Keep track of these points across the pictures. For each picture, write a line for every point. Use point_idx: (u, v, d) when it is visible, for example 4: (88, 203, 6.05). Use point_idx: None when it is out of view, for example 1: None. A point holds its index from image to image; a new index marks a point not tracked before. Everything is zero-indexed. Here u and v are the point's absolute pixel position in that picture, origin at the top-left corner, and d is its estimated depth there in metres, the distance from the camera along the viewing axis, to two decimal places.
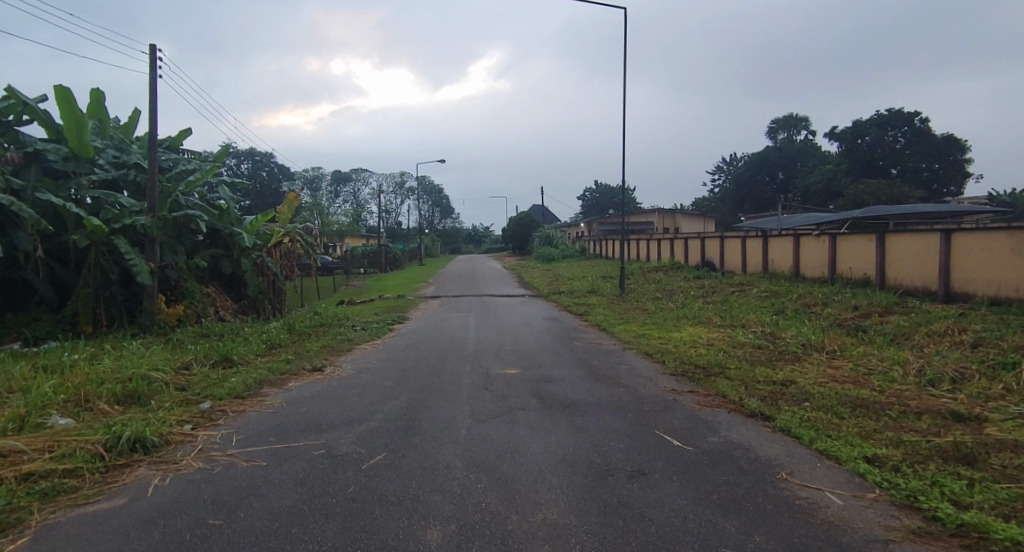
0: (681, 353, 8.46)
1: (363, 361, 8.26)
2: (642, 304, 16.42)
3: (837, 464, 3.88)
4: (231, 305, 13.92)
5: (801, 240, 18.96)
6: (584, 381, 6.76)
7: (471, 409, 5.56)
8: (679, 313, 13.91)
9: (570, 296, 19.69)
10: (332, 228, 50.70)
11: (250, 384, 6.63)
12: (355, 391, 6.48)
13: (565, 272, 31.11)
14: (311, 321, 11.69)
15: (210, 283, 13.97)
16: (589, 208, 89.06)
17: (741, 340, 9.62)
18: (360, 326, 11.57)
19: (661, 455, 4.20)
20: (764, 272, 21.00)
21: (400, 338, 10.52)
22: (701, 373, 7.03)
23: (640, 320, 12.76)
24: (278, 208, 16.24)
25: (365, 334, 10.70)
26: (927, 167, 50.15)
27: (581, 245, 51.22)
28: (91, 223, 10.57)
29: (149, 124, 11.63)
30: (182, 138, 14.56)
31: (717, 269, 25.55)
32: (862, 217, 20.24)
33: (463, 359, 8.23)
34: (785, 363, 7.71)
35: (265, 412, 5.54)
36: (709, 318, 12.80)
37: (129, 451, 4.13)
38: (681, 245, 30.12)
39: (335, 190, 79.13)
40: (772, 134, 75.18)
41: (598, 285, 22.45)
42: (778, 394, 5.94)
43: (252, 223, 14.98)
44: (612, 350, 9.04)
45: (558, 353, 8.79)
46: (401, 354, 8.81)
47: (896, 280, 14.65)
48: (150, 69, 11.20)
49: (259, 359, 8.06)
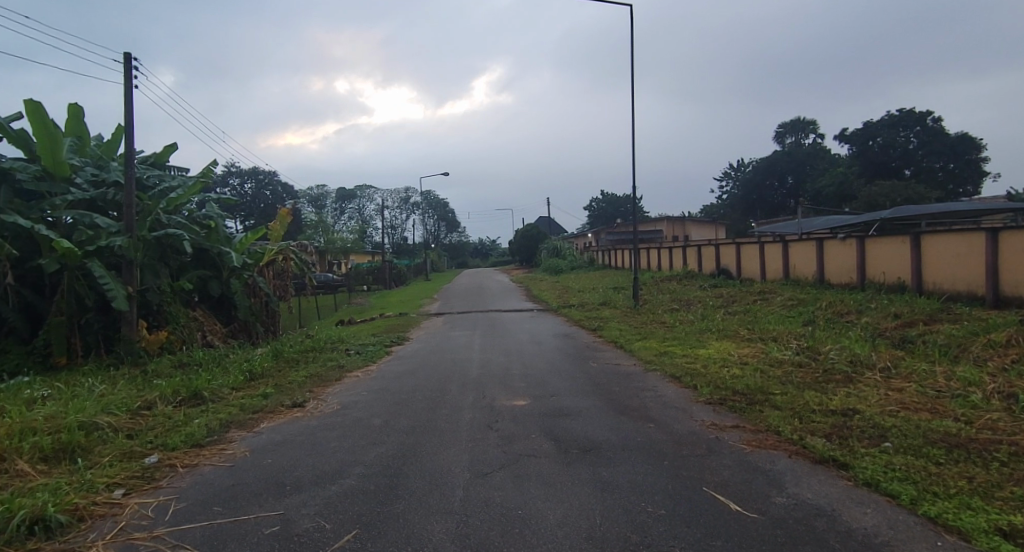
0: (713, 376, 7.38)
1: (352, 394, 7.26)
2: (658, 316, 15.33)
3: (964, 544, 2.83)
4: (220, 330, 13.07)
5: (825, 244, 17.84)
6: (605, 416, 5.70)
7: (471, 456, 4.56)
8: (700, 326, 12.82)
9: (581, 310, 18.66)
10: (336, 246, 50.16)
11: (214, 427, 5.66)
12: (336, 435, 5.48)
13: (575, 284, 30.08)
14: (300, 346, 10.74)
15: (197, 306, 13.13)
16: (597, 218, 88.22)
17: (779, 356, 8.54)
18: (355, 350, 10.61)
19: (718, 527, 3.16)
20: (786, 279, 19.84)
21: (397, 363, 9.52)
22: (742, 401, 5.95)
23: (659, 335, 11.70)
24: (270, 225, 15.40)
25: (359, 359, 9.71)
26: (942, 167, 48.73)
27: (589, 255, 50.23)
28: (61, 246, 9.78)
29: (126, 138, 10.90)
30: (168, 153, 13.89)
31: (734, 277, 24.36)
32: (891, 219, 19.04)
33: (464, 388, 7.22)
34: (837, 385, 6.61)
35: (221, 466, 4.57)
36: (736, 332, 11.71)
37: (23, 537, 3.16)
38: (694, 253, 29.01)
39: (341, 208, 78.88)
40: (779, 139, 74.19)
41: (610, 297, 21.40)
42: (844, 428, 4.84)
43: (241, 241, 14.12)
44: (633, 373, 7.99)
45: (573, 378, 7.73)
46: (395, 383, 7.80)
47: (936, 284, 13.49)
48: (125, 78, 10.47)
49: (234, 394, 7.09)
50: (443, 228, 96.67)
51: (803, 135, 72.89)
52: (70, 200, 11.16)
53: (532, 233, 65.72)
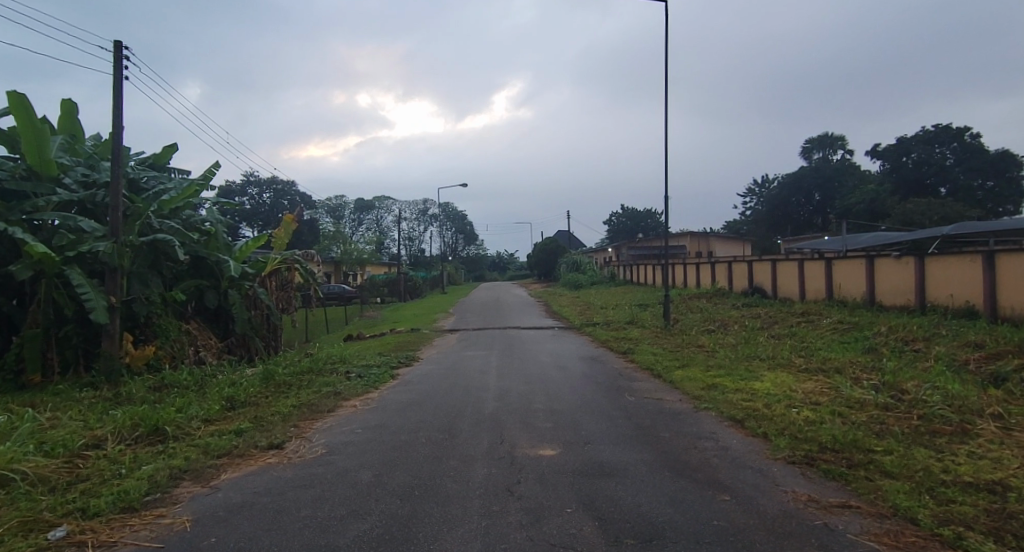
0: (784, 421, 5.96)
1: (342, 432, 6.01)
2: (693, 339, 13.90)
3: None
4: (215, 345, 12.06)
5: (876, 261, 16.30)
6: (659, 477, 4.38)
7: (485, 543, 3.29)
8: (745, 351, 11.36)
9: (606, 329, 17.30)
10: (352, 256, 49.77)
11: (161, 479, 4.42)
12: (311, 494, 4.23)
13: (597, 300, 28.67)
14: (295, 367, 9.56)
15: (192, 318, 12.17)
16: (617, 233, 86.63)
17: (857, 395, 7.07)
18: (356, 373, 9.39)
19: None
20: (830, 299, 18.21)
21: (402, 391, 8.27)
22: (837, 460, 4.56)
23: (700, 362, 10.28)
24: (274, 232, 14.37)
25: (359, 385, 8.48)
26: (981, 185, 46.16)
27: (610, 270, 48.72)
28: (36, 251, 8.89)
29: (116, 134, 10.14)
30: (168, 154, 13.24)
31: (769, 296, 22.69)
32: (949, 236, 17.35)
33: (479, 428, 5.93)
34: (954, 441, 5.13)
35: (147, 548, 3.35)
36: (789, 360, 10.22)
37: None
38: (724, 270, 27.37)
39: (359, 219, 78.92)
40: (806, 154, 72.23)
41: (636, 315, 19.99)
42: (1008, 515, 3.42)
43: (241, 249, 13.14)
44: (682, 413, 6.60)
45: (609, 418, 6.37)
46: (396, 418, 6.54)
47: (1016, 310, 11.87)
48: (115, 69, 9.74)
49: (204, 430, 5.87)
50: (461, 241, 95.97)
51: (830, 151, 70.89)
52: (55, 202, 10.35)
53: (551, 247, 64.56)
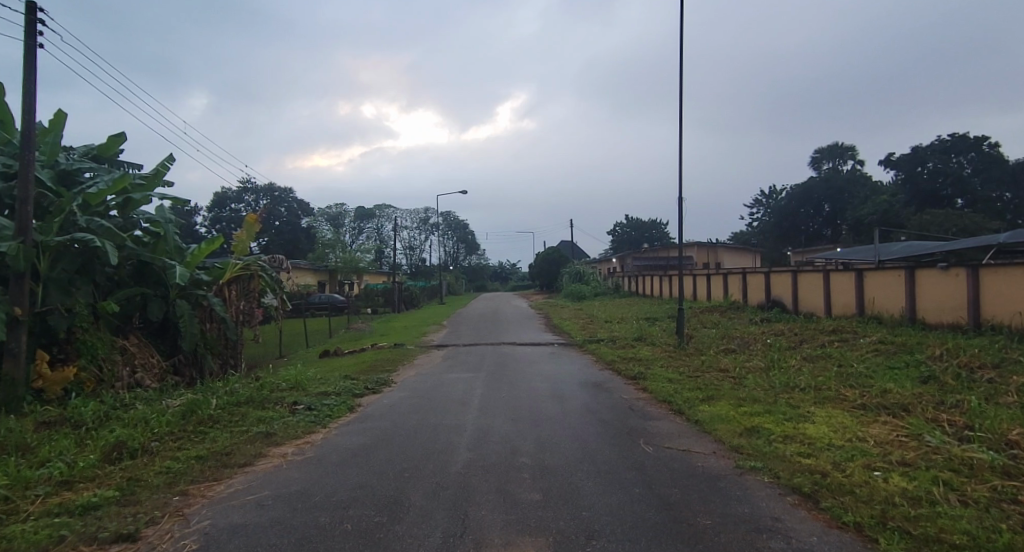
0: (878, 498, 4.11)
1: (242, 506, 4.17)
2: (714, 361, 12.06)
3: None
4: (157, 364, 10.32)
5: (918, 273, 14.50)
6: None
7: None
8: (779, 379, 9.52)
9: (611, 346, 15.49)
10: (347, 265, 48.26)
11: None
12: None
13: (601, 313, 26.79)
14: (234, 397, 7.76)
15: (131, 333, 10.44)
16: (621, 244, 84.83)
17: (959, 451, 5.19)
18: (304, 404, 7.54)
19: None
20: (862, 315, 16.35)
21: (353, 432, 6.45)
22: None
23: (728, 394, 8.42)
24: (235, 235, 12.65)
25: (301, 423, 6.64)
26: (1000, 196, 44.42)
27: (614, 281, 46.90)
28: None
29: (28, 114, 8.46)
30: (115, 145, 11.62)
31: (790, 311, 20.81)
32: (997, 245, 15.50)
33: (437, 505, 4.11)
34: None
35: None
36: (838, 393, 8.37)
37: None
38: (737, 281, 25.53)
39: (359, 227, 77.67)
40: (815, 165, 70.42)
41: (645, 330, 18.15)
42: None
43: (193, 255, 11.40)
44: (723, 479, 4.72)
45: (621, 486, 4.54)
46: (327, 481, 4.71)
47: None
48: (26, 34, 8.11)
49: (41, 504, 4.02)
50: (463, 251, 94.35)
51: (840, 161, 69.08)
52: None
53: (554, 257, 63.02)
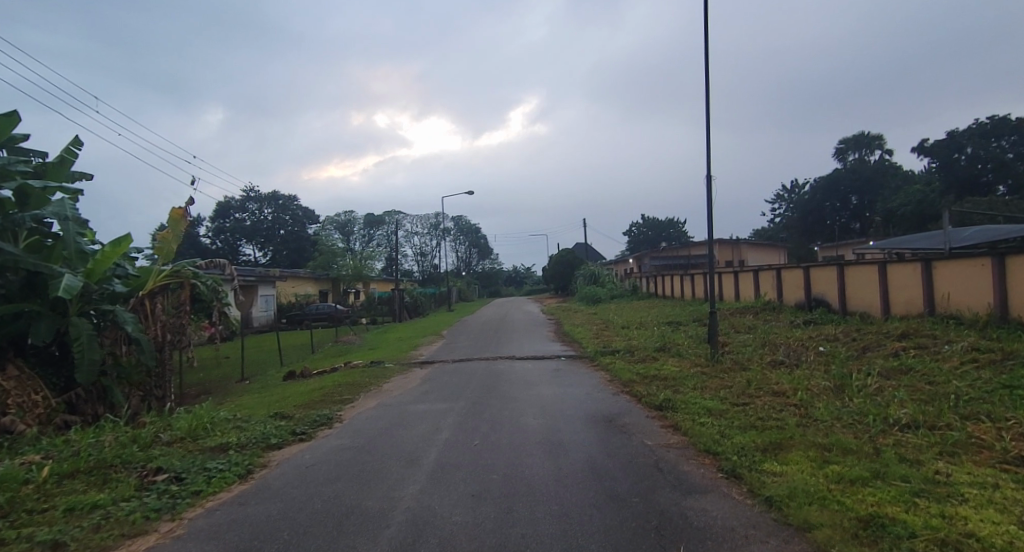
0: None
1: None
2: (763, 379, 9.35)
3: None
4: (42, 401, 7.87)
5: (1009, 261, 11.72)
6: None
7: None
8: (865, 410, 6.80)
9: (628, 359, 12.89)
10: (349, 273, 46.28)
11: None
12: None
13: (618, 317, 24.06)
14: (76, 459, 5.31)
15: (8, 365, 8.06)
16: (638, 245, 81.68)
17: None
18: (173, 472, 5.07)
19: None
20: (934, 314, 13.45)
21: (206, 532, 3.91)
22: None
23: (801, 439, 5.74)
24: (158, 236, 10.34)
25: (134, 515, 4.15)
26: None
27: (631, 282, 44.04)
28: None
29: None
30: (5, 127, 9.33)
31: (835, 311, 17.94)
32: None
33: None
34: None
35: None
36: (966, 435, 5.66)
37: None
38: (770, 278, 22.60)
39: (368, 234, 76.13)
40: (840, 155, 66.75)
41: (669, 337, 15.44)
42: None
43: (96, 262, 9.09)
44: None
45: None
46: None
47: None
48: None
49: None
50: (475, 256, 91.94)
51: (868, 151, 65.05)
52: None
53: (567, 258, 60.54)
